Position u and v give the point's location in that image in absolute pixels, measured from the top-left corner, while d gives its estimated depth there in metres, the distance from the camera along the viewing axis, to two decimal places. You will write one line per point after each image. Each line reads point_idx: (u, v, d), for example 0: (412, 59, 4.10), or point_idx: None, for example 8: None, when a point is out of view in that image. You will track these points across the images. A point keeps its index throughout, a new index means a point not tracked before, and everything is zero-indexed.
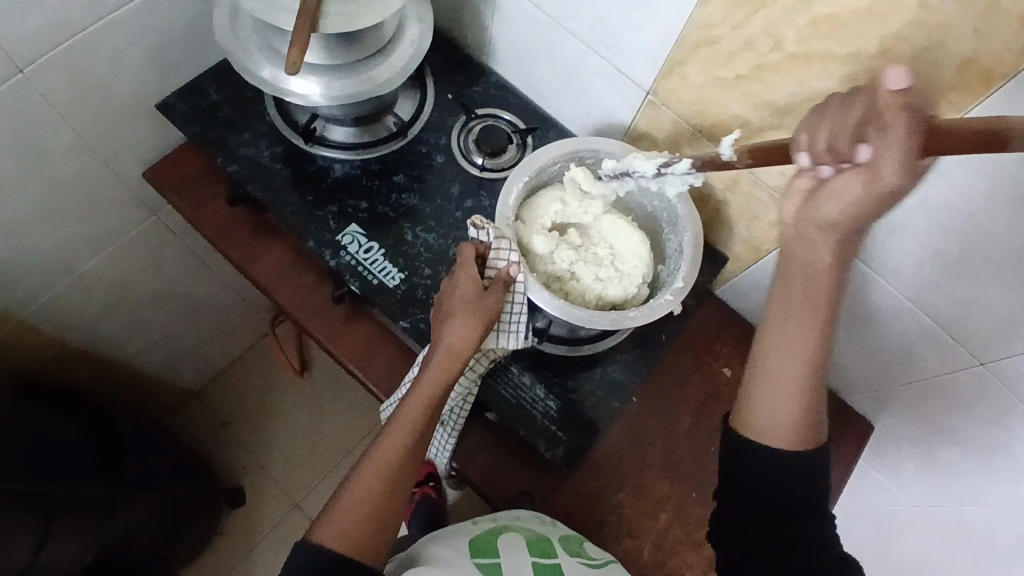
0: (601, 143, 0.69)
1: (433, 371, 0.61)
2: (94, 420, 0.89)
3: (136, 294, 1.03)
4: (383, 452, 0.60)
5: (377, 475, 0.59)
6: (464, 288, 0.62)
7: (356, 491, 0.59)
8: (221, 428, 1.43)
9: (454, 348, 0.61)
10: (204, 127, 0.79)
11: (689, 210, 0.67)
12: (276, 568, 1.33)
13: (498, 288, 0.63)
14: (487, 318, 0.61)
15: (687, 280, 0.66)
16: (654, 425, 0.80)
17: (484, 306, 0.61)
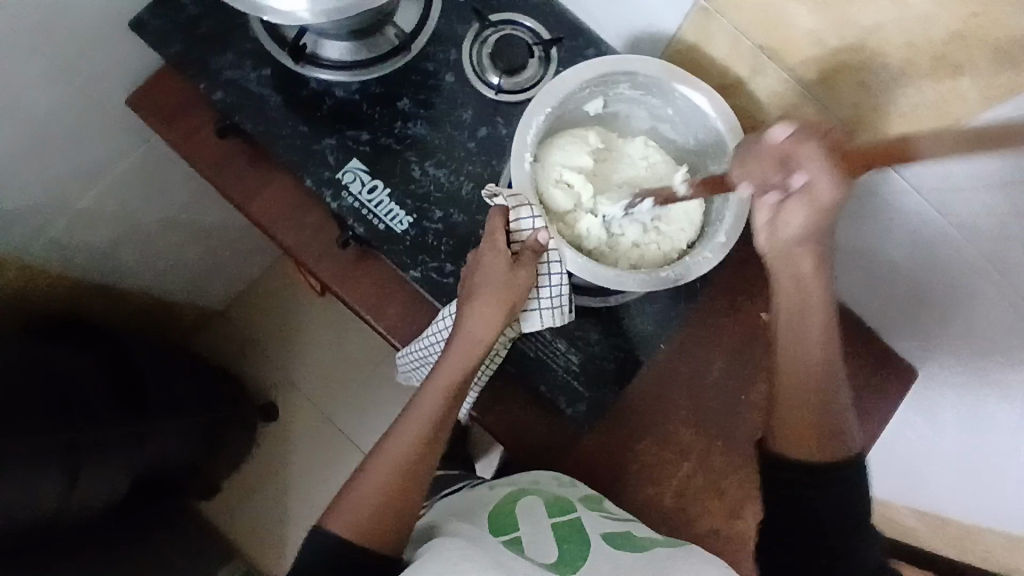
0: (639, 65, 0.57)
1: (455, 358, 0.59)
2: (112, 357, 0.95)
3: (141, 225, 1.00)
4: (406, 437, 0.60)
5: (401, 460, 0.59)
6: (491, 265, 0.57)
7: (378, 471, 0.59)
8: (249, 346, 1.46)
9: (475, 335, 0.57)
10: (183, 49, 0.70)
11: (739, 147, 0.57)
12: (312, 475, 1.41)
13: (528, 257, 0.57)
14: (514, 302, 0.57)
15: (731, 235, 0.57)
16: (682, 373, 0.76)
17: (510, 287, 0.56)
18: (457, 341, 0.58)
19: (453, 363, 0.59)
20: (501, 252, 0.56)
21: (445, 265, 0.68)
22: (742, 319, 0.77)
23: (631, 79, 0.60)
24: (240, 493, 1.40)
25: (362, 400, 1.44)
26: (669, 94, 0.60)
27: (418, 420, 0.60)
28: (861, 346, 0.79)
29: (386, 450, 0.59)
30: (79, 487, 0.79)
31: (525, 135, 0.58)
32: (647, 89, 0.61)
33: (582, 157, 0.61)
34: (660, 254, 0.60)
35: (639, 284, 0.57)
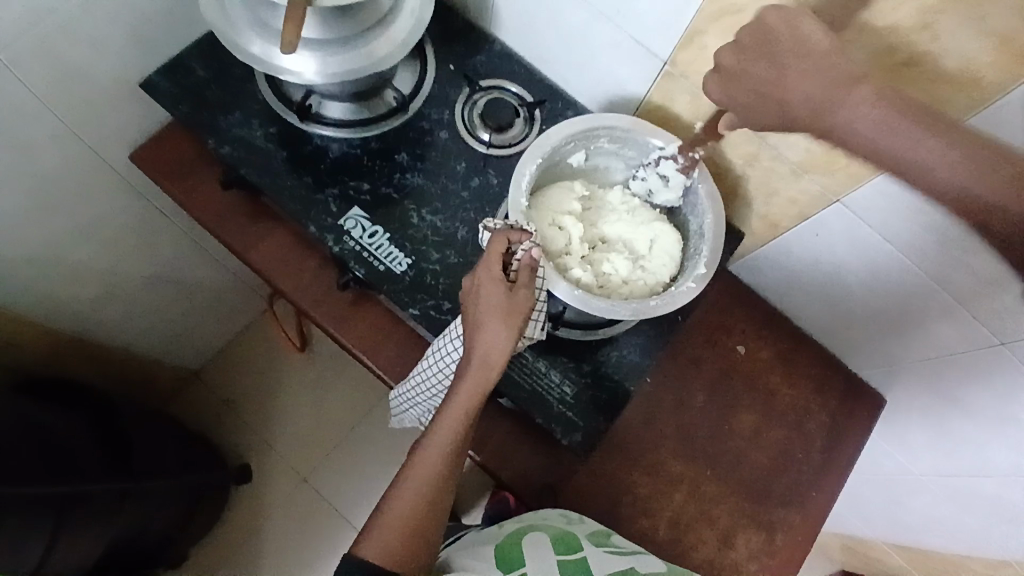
0: (614, 120, 0.65)
1: (471, 377, 0.57)
2: (94, 413, 0.92)
3: (130, 280, 1.01)
4: (421, 472, 0.58)
5: (416, 502, 0.58)
6: (490, 287, 0.58)
7: (401, 502, 0.57)
8: (224, 408, 1.42)
9: (491, 355, 0.57)
10: (195, 110, 0.74)
11: (711, 187, 0.65)
12: (288, 542, 1.34)
13: (524, 273, 0.58)
14: (521, 315, 0.57)
15: (710, 266, 0.63)
16: (668, 404, 0.80)
17: (517, 304, 0.57)
18: (472, 363, 0.57)
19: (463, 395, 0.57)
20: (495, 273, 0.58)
21: (443, 304, 0.71)
22: (720, 352, 0.83)
23: (609, 134, 0.67)
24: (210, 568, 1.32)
25: (342, 460, 1.41)
26: (643, 147, 0.67)
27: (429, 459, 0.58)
28: (833, 374, 0.85)
29: (408, 479, 0.58)
30: (61, 547, 0.76)
31: (519, 182, 0.64)
32: (624, 144, 0.68)
33: (570, 202, 0.67)
34: (643, 286, 0.65)
35: (632, 312, 0.60)
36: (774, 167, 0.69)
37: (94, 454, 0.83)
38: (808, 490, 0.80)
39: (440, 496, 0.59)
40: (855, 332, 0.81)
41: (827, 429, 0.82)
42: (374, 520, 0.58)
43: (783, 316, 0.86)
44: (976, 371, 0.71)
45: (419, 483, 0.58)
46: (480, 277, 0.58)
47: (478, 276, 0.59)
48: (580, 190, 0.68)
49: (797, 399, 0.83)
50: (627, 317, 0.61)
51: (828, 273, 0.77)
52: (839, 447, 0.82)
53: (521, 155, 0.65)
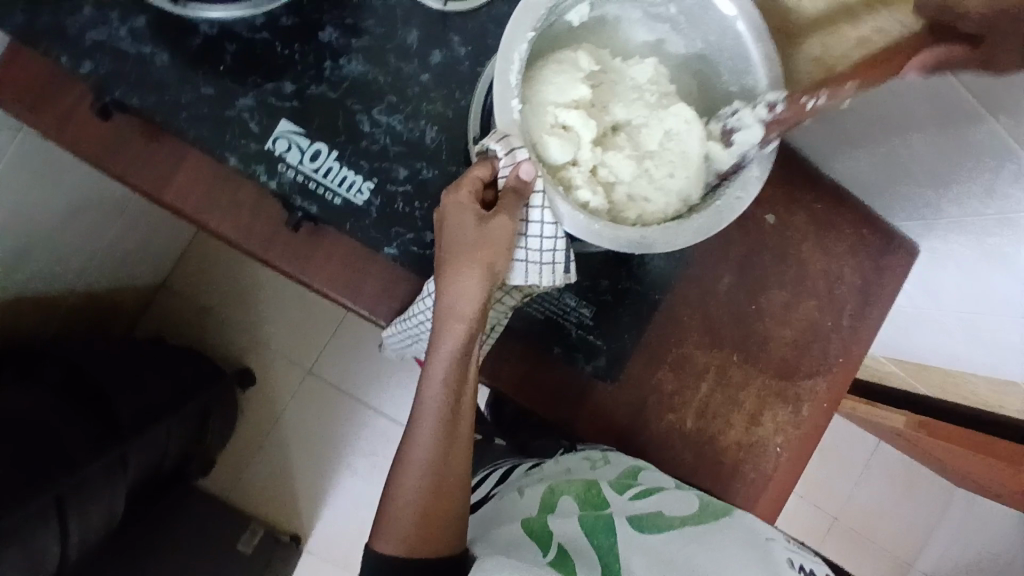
0: None
1: (447, 338, 0.48)
2: (60, 380, 0.85)
3: (39, 220, 0.84)
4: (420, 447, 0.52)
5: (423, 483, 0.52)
6: (458, 220, 0.47)
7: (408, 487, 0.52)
8: (204, 314, 1.33)
9: (459, 307, 0.47)
10: (20, 10, 0.52)
11: (769, 50, 0.50)
12: (308, 432, 1.36)
13: (510, 200, 0.46)
14: (495, 253, 0.46)
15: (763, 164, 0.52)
16: (693, 294, 0.71)
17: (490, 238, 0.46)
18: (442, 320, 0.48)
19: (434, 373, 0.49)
20: (468, 205, 0.47)
21: (426, 235, 0.57)
22: (749, 225, 0.72)
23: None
24: (237, 467, 1.34)
25: (341, 347, 1.37)
26: None
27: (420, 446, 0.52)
28: (869, 232, 0.75)
29: (407, 459, 0.53)
30: (76, 528, 0.75)
31: (507, 75, 0.47)
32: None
33: (572, 87, 0.51)
34: (660, 203, 0.53)
35: (663, 239, 0.49)
36: None
37: (71, 428, 0.79)
38: (838, 357, 0.76)
39: (445, 478, 0.53)
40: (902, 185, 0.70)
41: (859, 292, 0.76)
42: (383, 507, 0.54)
43: (818, 170, 0.74)
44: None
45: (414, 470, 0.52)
46: (447, 209, 0.47)
47: (443, 207, 0.48)
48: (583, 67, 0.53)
49: (830, 264, 0.75)
50: (656, 245, 0.50)
51: None
52: (871, 307, 0.76)
53: (507, 27, 0.46)
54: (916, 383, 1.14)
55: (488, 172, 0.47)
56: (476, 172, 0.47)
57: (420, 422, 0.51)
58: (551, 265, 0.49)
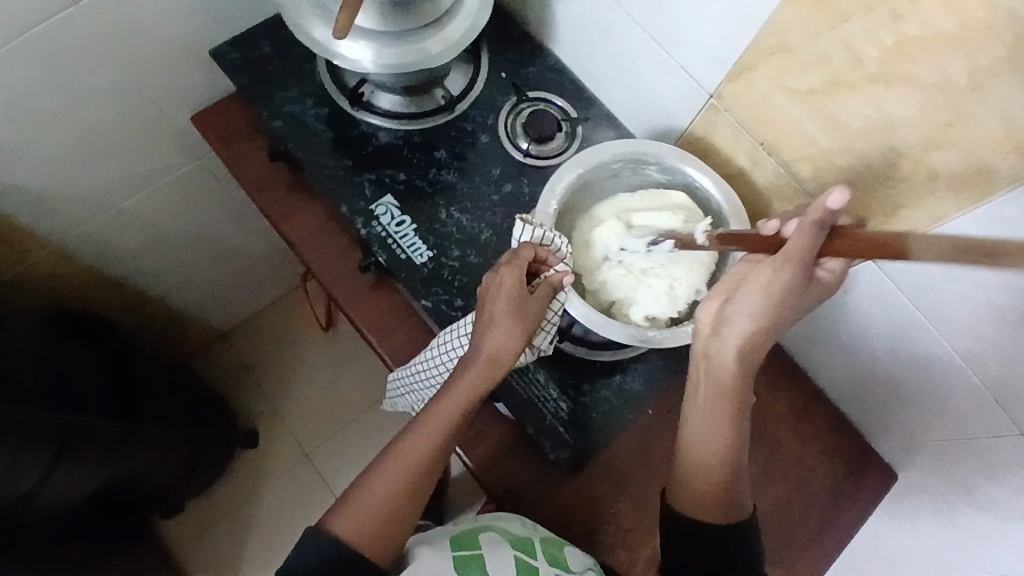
0: (658, 151, 0.70)
1: (475, 376, 0.60)
2: (118, 358, 0.98)
3: (174, 234, 1.07)
4: (410, 452, 0.60)
5: (396, 489, 0.59)
6: (508, 284, 0.61)
7: (376, 493, 0.59)
8: (243, 372, 1.45)
9: (497, 357, 0.60)
10: (255, 82, 0.80)
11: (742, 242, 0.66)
12: (276, 514, 1.35)
13: (544, 291, 0.62)
14: (529, 324, 0.61)
15: None
16: (668, 440, 0.75)
17: (529, 311, 0.61)
18: (477, 362, 0.61)
19: (439, 415, 0.60)
20: (512, 265, 0.62)
21: (455, 300, 0.73)
22: None
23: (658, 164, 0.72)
24: (200, 524, 1.34)
25: (344, 441, 1.41)
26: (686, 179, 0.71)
27: (399, 465, 0.60)
28: (848, 439, 0.81)
29: (391, 464, 0.60)
30: (58, 475, 0.80)
31: (556, 185, 0.69)
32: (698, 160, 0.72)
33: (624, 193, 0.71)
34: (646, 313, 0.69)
35: (627, 335, 0.66)
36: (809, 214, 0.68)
37: (105, 395, 0.89)
38: (800, 551, 0.76)
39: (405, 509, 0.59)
40: (863, 404, 0.79)
41: (830, 494, 0.79)
42: (348, 500, 0.59)
43: (803, 371, 0.83)
44: (1006, 460, 0.65)
45: (395, 477, 0.59)
46: (503, 279, 0.61)
47: (501, 273, 0.62)
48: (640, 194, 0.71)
49: (803, 458, 0.79)
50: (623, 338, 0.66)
51: (852, 330, 0.73)
52: (839, 515, 0.78)
53: (567, 160, 0.70)
54: None
55: (531, 253, 0.63)
56: (523, 251, 0.62)
57: (404, 455, 0.60)
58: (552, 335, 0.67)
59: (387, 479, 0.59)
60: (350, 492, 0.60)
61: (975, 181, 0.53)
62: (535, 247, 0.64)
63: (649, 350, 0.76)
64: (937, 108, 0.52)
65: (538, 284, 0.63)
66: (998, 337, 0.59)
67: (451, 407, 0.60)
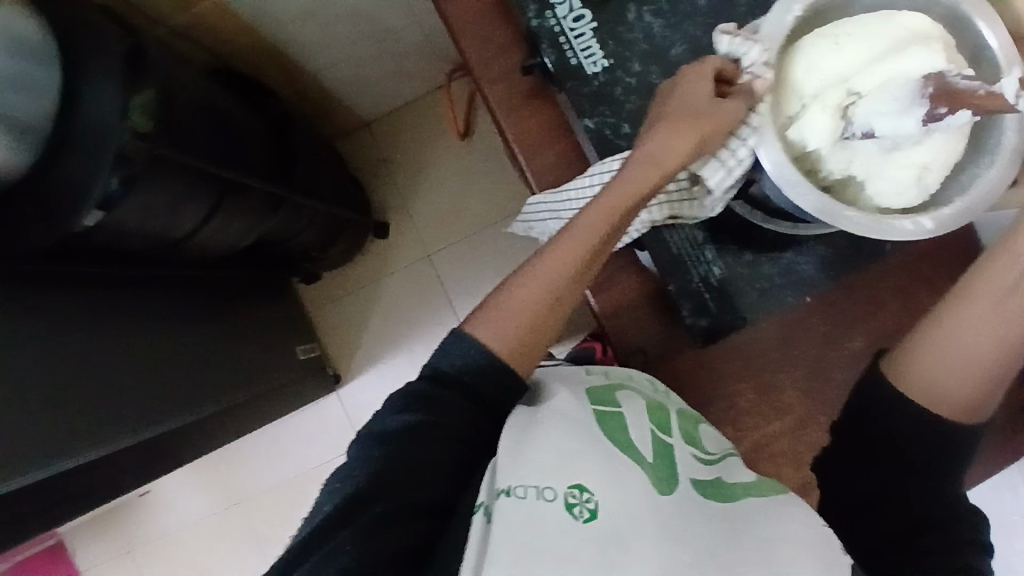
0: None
1: (633, 177, 0.55)
2: (272, 124, 1.01)
3: (333, 2, 1.01)
4: (557, 259, 0.57)
5: (536, 294, 0.58)
6: (691, 95, 0.54)
7: (516, 297, 0.58)
8: (380, 164, 1.47)
9: (659, 158, 0.54)
10: None
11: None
12: (393, 302, 1.47)
13: (739, 97, 0.52)
14: (710, 129, 0.53)
15: (945, 223, 0.52)
16: (818, 332, 0.67)
17: (714, 114, 0.52)
18: (635, 163, 0.55)
19: (589, 219, 0.56)
20: (705, 76, 0.54)
21: (622, 126, 0.63)
22: (911, 307, 0.66)
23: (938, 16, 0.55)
24: (330, 295, 1.49)
25: (462, 250, 1.45)
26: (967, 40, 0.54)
27: (542, 273, 0.58)
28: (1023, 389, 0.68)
29: (533, 271, 0.58)
30: (217, 219, 0.86)
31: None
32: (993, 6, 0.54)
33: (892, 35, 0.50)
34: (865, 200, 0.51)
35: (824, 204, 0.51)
36: None
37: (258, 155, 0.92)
38: None
39: (543, 317, 0.58)
40: None
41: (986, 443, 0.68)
42: (488, 303, 0.59)
43: None
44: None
45: (536, 282, 0.58)
46: (690, 81, 0.54)
47: (681, 78, 0.55)
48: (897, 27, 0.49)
49: None
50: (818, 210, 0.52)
51: None
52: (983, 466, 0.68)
53: None
54: None
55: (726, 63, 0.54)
56: (715, 61, 0.54)
57: (547, 262, 0.58)
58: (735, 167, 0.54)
59: (532, 288, 0.58)
60: (492, 299, 0.59)
61: None
62: (729, 61, 0.54)
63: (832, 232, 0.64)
64: None
65: (732, 91, 0.53)
66: None
67: (601, 211, 0.56)
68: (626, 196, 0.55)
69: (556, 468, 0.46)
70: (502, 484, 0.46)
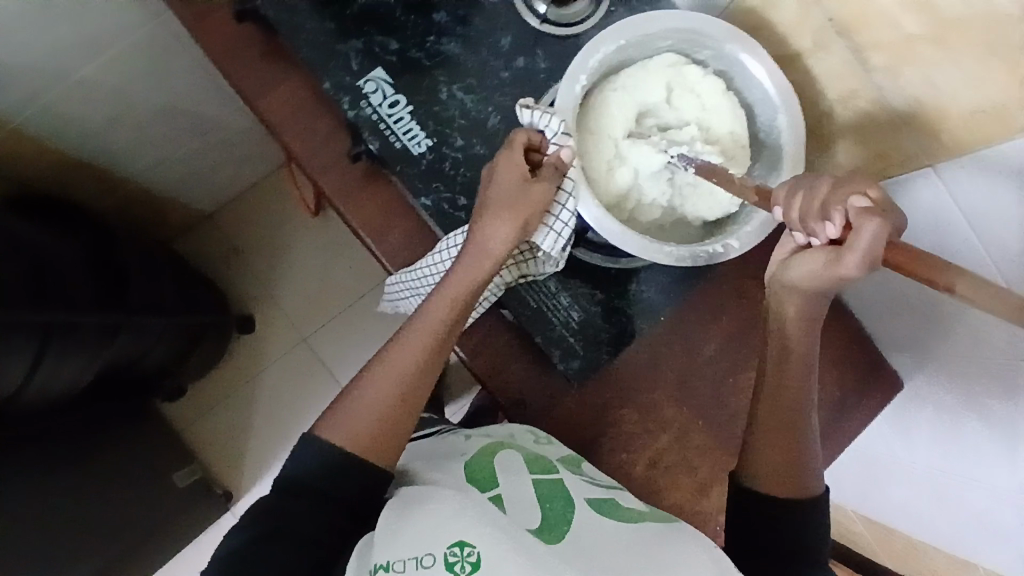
0: (715, 32, 0.57)
1: (467, 265, 0.58)
2: (93, 245, 0.91)
3: (138, 106, 0.95)
4: (410, 349, 0.58)
5: (391, 386, 0.58)
6: (505, 177, 0.56)
7: (371, 393, 0.58)
8: (231, 255, 1.39)
9: (489, 247, 0.57)
10: None
11: (796, 155, 0.57)
12: (277, 396, 1.38)
13: (548, 172, 0.57)
14: (529, 215, 0.56)
15: (741, 244, 0.58)
16: (678, 347, 0.73)
17: (530, 198, 0.56)
18: (468, 253, 0.58)
19: (435, 309, 0.58)
20: (515, 158, 0.56)
21: (458, 198, 0.65)
22: (747, 307, 0.74)
23: (713, 51, 0.59)
24: (203, 404, 1.36)
25: (342, 327, 1.39)
26: (742, 70, 0.59)
27: (394, 363, 0.58)
28: (859, 348, 0.79)
29: (386, 361, 0.59)
30: (46, 370, 0.74)
31: (588, 58, 0.58)
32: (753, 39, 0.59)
33: (658, 83, 0.59)
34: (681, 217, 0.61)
35: (640, 247, 0.57)
36: (872, 110, 0.58)
37: (86, 285, 0.82)
38: None
39: (402, 406, 0.58)
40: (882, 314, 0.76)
41: (834, 404, 0.77)
42: (344, 399, 0.58)
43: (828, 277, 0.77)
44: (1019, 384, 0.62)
45: (389, 375, 0.58)
46: (502, 165, 0.56)
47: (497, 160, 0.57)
48: (669, 75, 0.59)
49: None
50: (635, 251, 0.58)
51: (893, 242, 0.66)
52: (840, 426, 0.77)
53: (607, 27, 0.57)
54: (878, 550, 1.11)
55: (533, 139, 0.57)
56: (520, 137, 0.56)
57: (400, 352, 0.58)
58: (561, 238, 0.59)
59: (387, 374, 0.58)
60: (348, 395, 0.58)
61: None
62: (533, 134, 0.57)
63: None
64: None
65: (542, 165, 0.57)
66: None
67: (445, 301, 0.58)
68: (464, 285, 0.57)
69: (430, 535, 0.50)
70: (378, 560, 0.49)
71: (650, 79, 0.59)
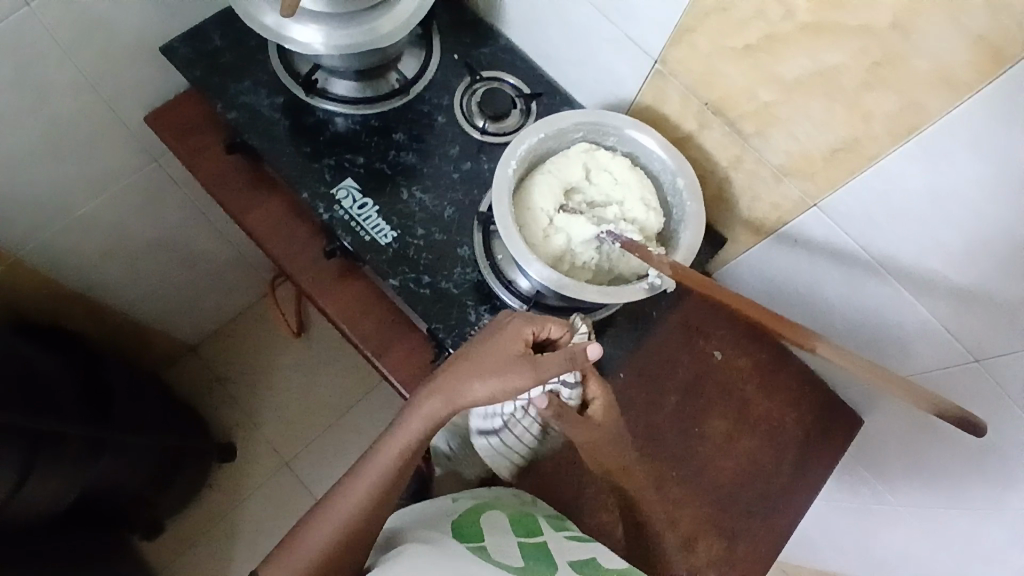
0: (614, 120, 0.72)
1: (412, 425, 0.61)
2: (84, 364, 0.96)
3: (135, 240, 1.06)
4: (351, 498, 0.60)
5: (331, 536, 0.59)
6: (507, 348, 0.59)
7: (311, 543, 0.59)
8: (215, 384, 1.42)
9: (437, 413, 0.61)
10: (207, 74, 0.80)
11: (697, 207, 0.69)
12: (259, 525, 1.33)
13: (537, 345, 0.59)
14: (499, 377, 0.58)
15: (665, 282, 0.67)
16: (641, 400, 0.78)
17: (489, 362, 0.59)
18: (411, 412, 0.61)
19: (377, 461, 0.61)
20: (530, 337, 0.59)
21: (422, 277, 0.74)
22: (696, 356, 0.80)
23: (616, 135, 0.73)
24: (180, 542, 1.30)
25: (328, 444, 1.40)
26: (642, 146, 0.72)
27: (334, 515, 0.59)
28: (812, 389, 0.83)
29: (325, 515, 0.60)
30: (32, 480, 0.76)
31: (517, 147, 0.70)
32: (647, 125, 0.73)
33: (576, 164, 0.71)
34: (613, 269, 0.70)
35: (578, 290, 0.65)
36: (758, 170, 0.71)
37: (72, 398, 0.86)
38: (778, 503, 0.78)
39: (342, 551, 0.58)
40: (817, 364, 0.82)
41: (801, 445, 0.80)
42: (287, 549, 0.59)
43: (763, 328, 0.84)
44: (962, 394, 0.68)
45: (328, 525, 0.59)
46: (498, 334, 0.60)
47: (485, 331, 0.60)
48: (584, 159, 0.72)
49: (773, 410, 0.81)
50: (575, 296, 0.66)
51: (809, 283, 0.75)
52: (810, 465, 0.80)
53: (529, 124, 0.71)
54: None
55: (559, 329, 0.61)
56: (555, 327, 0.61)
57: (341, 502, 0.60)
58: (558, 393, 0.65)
59: (360, 486, 0.60)
60: (289, 544, 0.59)
61: (909, 118, 0.56)
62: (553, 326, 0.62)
63: (616, 316, 0.78)
64: (866, 50, 0.55)
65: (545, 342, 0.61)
66: (950, 275, 0.62)
67: (390, 454, 0.61)
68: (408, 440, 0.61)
69: None
70: None
71: (570, 163, 0.71)
